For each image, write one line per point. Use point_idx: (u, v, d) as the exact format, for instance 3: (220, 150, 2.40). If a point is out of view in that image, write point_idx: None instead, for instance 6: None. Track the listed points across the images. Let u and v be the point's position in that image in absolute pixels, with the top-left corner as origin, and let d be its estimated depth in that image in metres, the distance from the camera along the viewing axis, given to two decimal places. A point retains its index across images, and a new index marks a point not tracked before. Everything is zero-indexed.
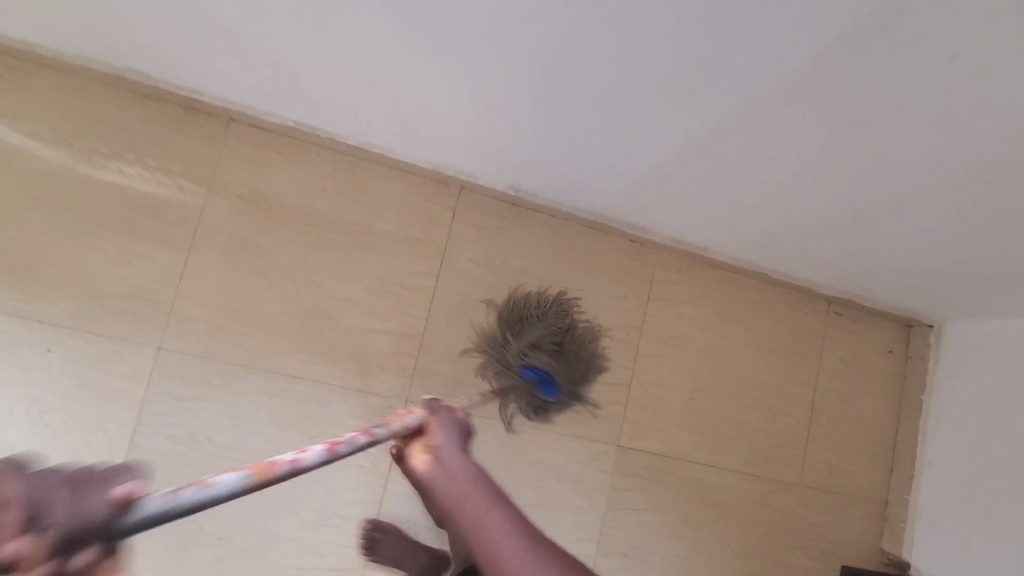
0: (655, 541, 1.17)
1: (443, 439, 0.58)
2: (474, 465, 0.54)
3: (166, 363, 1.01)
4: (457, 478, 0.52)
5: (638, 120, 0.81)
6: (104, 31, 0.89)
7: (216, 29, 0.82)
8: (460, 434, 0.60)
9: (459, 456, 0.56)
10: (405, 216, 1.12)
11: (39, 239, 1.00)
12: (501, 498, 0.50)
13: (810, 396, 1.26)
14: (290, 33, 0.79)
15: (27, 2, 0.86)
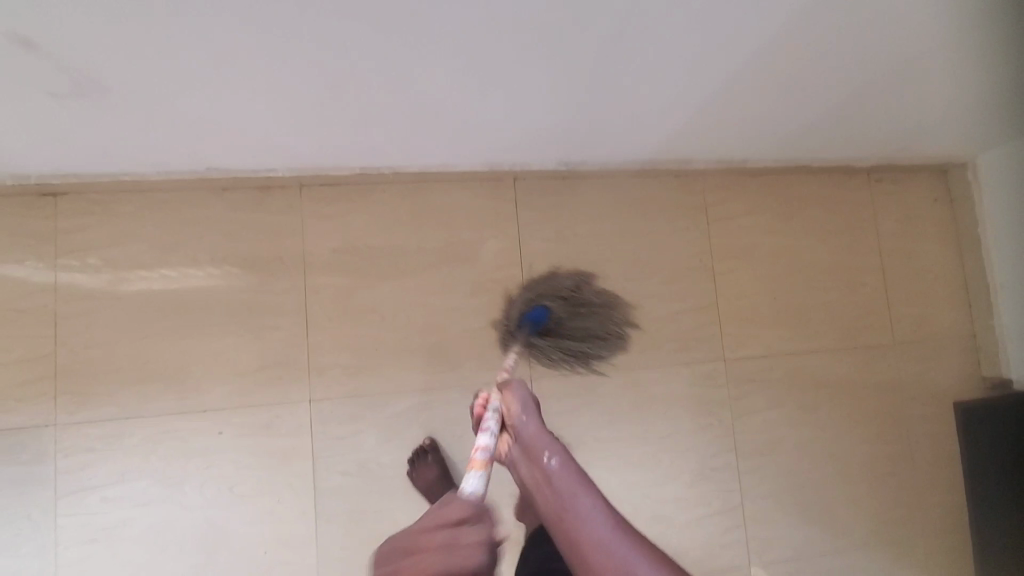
0: (785, 432, 1.27)
1: (524, 417, 0.81)
2: (556, 447, 0.78)
3: (321, 411, 1.12)
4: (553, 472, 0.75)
5: (678, 68, 0.90)
6: (189, 142, 0.99)
7: (293, 106, 0.91)
8: (532, 404, 0.82)
9: (540, 432, 0.79)
10: (477, 219, 1.22)
11: (177, 341, 1.11)
12: (592, 489, 0.73)
13: (878, 262, 1.35)
14: (359, 89, 0.88)
15: (119, 139, 0.96)
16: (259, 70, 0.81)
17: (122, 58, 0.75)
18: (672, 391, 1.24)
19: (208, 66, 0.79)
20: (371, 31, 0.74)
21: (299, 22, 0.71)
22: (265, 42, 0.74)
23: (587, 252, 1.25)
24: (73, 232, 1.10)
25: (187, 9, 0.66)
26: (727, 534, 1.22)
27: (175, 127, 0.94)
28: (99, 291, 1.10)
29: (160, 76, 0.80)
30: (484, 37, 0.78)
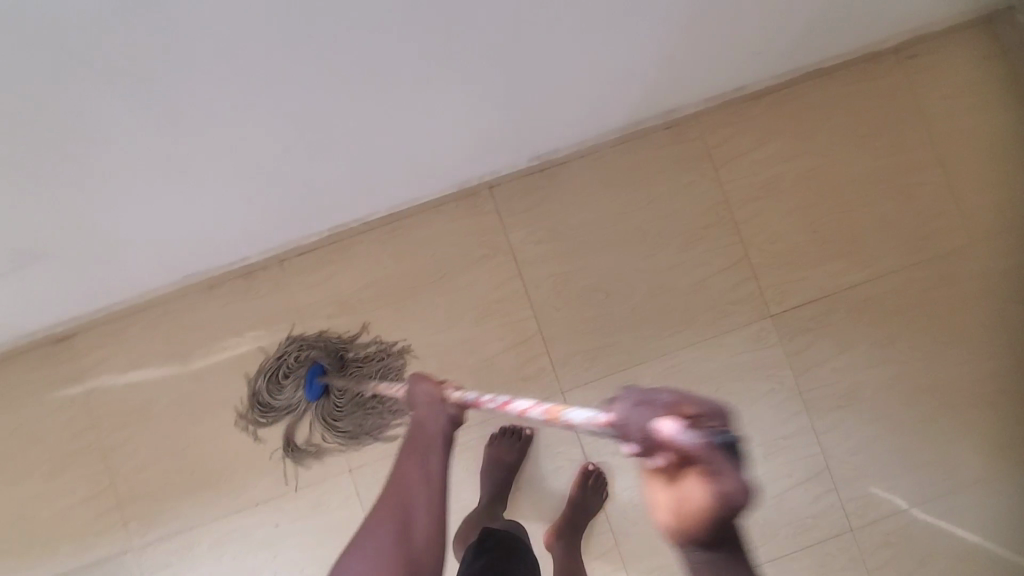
0: (860, 375, 1.13)
1: (426, 400, 0.58)
2: (443, 413, 0.56)
3: (364, 478, 1.12)
4: (425, 425, 0.54)
5: (597, 33, 0.78)
6: (153, 257, 0.98)
7: (226, 198, 0.88)
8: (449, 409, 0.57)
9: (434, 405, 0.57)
10: (464, 242, 1.14)
11: (213, 445, 1.12)
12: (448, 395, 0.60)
13: (932, 153, 1.14)
14: (276, 163, 0.84)
15: (90, 274, 0.96)
16: (168, 194, 0.82)
17: (42, 222, 0.78)
18: (720, 366, 1.12)
19: (113, 198, 0.78)
20: (240, 126, 0.72)
21: (166, 143, 0.70)
22: (150, 169, 0.75)
23: (587, 243, 1.14)
24: (93, 366, 1.13)
25: (58, 164, 0.68)
26: (819, 502, 1.11)
27: (137, 258, 0.97)
28: (132, 416, 1.13)
29: (87, 224, 0.83)
30: (357, 90, 0.73)
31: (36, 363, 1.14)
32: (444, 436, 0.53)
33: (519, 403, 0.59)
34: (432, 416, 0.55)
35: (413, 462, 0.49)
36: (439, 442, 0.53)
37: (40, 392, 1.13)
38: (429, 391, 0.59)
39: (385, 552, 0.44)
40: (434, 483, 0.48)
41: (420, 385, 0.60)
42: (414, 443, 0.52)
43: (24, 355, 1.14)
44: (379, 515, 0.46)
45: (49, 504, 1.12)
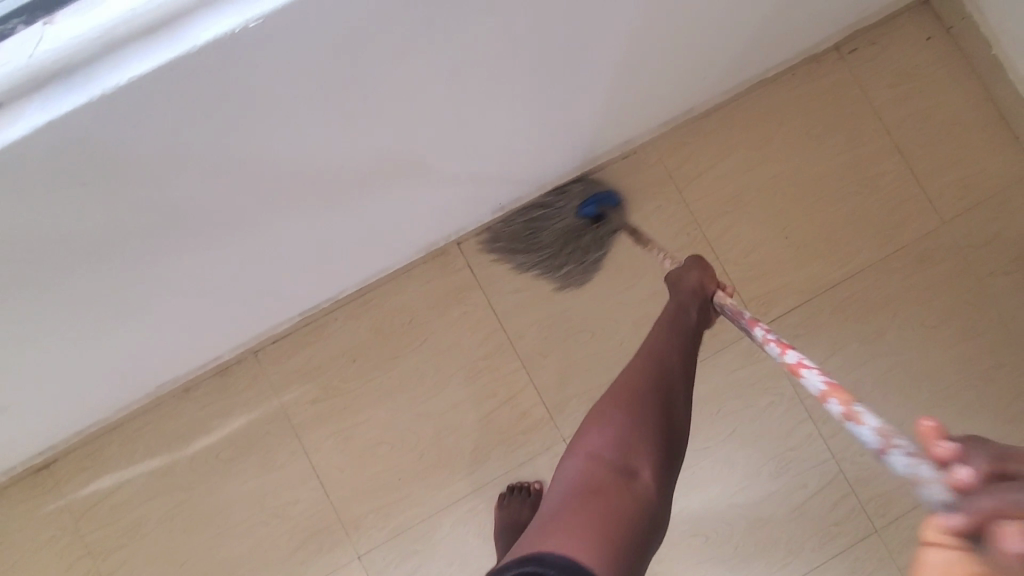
0: (858, 373, 1.12)
1: (689, 291, 0.84)
2: (696, 311, 0.82)
3: (373, 563, 1.07)
4: (680, 315, 0.81)
5: (531, 84, 0.79)
6: (124, 372, 0.96)
7: (187, 302, 0.86)
8: (699, 294, 0.84)
9: (694, 298, 0.84)
10: (440, 304, 1.11)
11: (214, 553, 1.08)
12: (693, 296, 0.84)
13: (889, 140, 1.15)
14: (236, 263, 0.83)
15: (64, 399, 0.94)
16: (130, 315, 0.82)
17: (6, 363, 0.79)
18: (717, 386, 1.11)
19: (67, 322, 0.76)
20: (185, 240, 0.72)
21: (109, 266, 0.69)
22: (104, 296, 0.75)
23: (565, 283, 1.12)
24: (79, 491, 1.09)
25: (9, 307, 0.69)
26: (840, 508, 1.09)
27: (112, 379, 0.96)
28: (126, 537, 1.09)
29: (55, 358, 0.83)
30: (297, 185, 0.72)
31: (21, 498, 1.09)
32: (691, 340, 0.79)
33: (814, 372, 0.61)
34: (689, 299, 0.84)
35: (671, 345, 0.76)
36: (693, 325, 0.81)
37: (27, 527, 1.09)
38: (698, 282, 0.85)
39: (648, 406, 0.68)
40: (681, 381, 0.72)
41: (692, 273, 0.86)
42: (670, 326, 0.80)
43: (7, 491, 1.09)
44: (639, 373, 0.72)
45: None
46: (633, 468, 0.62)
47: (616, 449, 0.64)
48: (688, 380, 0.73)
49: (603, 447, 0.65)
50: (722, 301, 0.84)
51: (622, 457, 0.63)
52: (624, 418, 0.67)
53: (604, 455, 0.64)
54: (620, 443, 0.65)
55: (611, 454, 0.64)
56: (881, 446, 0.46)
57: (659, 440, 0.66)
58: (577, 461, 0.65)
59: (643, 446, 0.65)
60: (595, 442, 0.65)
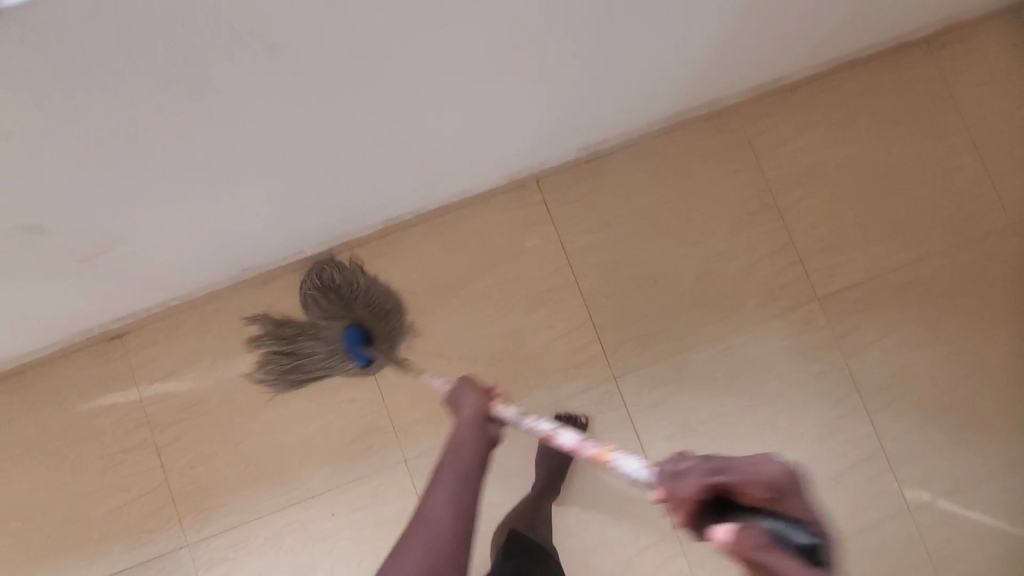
0: (908, 356, 1.15)
1: (464, 406, 0.59)
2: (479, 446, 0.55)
3: (420, 467, 1.12)
4: (460, 452, 0.54)
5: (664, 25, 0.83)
6: (222, 249, 0.99)
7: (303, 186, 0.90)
8: (478, 418, 0.58)
9: (467, 431, 0.57)
10: (513, 234, 1.15)
11: (268, 439, 1.12)
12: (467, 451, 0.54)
13: (968, 139, 1.18)
14: (360, 153, 0.87)
15: (160, 267, 0.97)
16: (244, 179, 0.82)
17: (118, 210, 0.78)
18: (770, 351, 1.14)
19: (202, 184, 0.79)
20: (329, 105, 0.72)
21: (269, 126, 0.72)
22: (235, 151, 0.75)
23: (636, 231, 1.16)
24: (145, 365, 1.12)
25: (147, 135, 0.66)
26: (877, 483, 1.12)
27: (198, 249, 0.96)
28: (186, 413, 1.12)
29: (162, 214, 0.82)
30: (448, 69, 0.74)
31: (88, 362, 1.12)
32: (472, 479, 0.52)
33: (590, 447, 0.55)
34: (469, 441, 0.55)
35: (438, 499, 0.49)
36: (475, 471, 0.53)
37: (92, 391, 1.12)
38: (476, 407, 0.59)
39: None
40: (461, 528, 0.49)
41: (468, 396, 0.60)
42: (444, 475, 0.52)
43: (75, 355, 1.13)
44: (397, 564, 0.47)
45: (103, 502, 1.11)
46: None
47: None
48: (467, 521, 0.49)
49: None
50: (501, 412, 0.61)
51: None
52: None
53: None
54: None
55: None
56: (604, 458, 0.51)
57: None
58: None
59: None
60: None
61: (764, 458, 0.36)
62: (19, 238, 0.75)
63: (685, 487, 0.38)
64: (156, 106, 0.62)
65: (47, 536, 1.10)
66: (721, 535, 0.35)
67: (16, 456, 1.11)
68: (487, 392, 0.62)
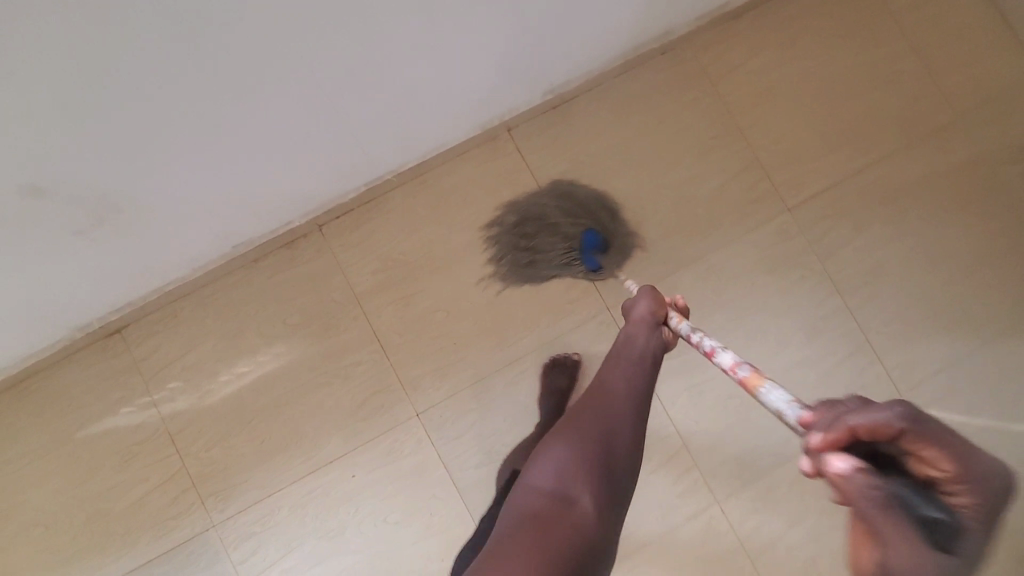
0: (880, 253, 1.21)
1: (643, 305, 0.79)
2: (655, 335, 0.76)
3: (432, 419, 1.15)
4: (639, 326, 0.78)
5: None
6: (213, 221, 1.02)
7: (284, 143, 0.93)
8: (649, 322, 0.78)
9: (644, 324, 0.77)
10: (492, 185, 1.20)
11: (280, 412, 1.14)
12: (650, 343, 0.76)
13: (906, 43, 1.24)
14: (336, 103, 0.90)
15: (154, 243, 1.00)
16: (222, 133, 0.85)
17: (105, 171, 0.81)
18: (750, 264, 1.20)
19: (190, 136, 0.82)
20: (291, 43, 0.75)
21: (246, 65, 0.75)
22: (208, 98, 0.78)
23: (609, 167, 1.21)
24: (148, 356, 1.14)
25: (131, 73, 0.69)
26: (864, 375, 1.19)
27: (190, 218, 0.99)
28: (195, 398, 1.13)
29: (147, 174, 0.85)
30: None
31: (92, 361, 1.14)
32: (643, 367, 0.73)
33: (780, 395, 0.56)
34: (643, 337, 0.76)
35: (617, 377, 0.72)
36: (648, 359, 0.74)
37: (100, 388, 1.14)
38: (651, 311, 0.78)
39: (596, 439, 0.67)
40: (631, 401, 0.70)
41: (641, 303, 0.80)
42: (624, 364, 0.73)
43: (78, 355, 1.14)
44: (590, 408, 0.70)
45: (125, 495, 1.12)
46: (571, 495, 0.65)
47: (554, 478, 0.67)
48: (642, 383, 0.72)
49: (562, 485, 0.66)
50: (677, 318, 0.79)
51: (559, 484, 0.66)
52: (566, 444, 0.68)
53: (546, 488, 0.67)
54: (559, 469, 0.67)
55: (548, 483, 0.67)
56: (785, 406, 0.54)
57: (593, 471, 0.66)
58: (555, 491, 0.66)
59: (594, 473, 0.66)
60: (550, 478, 0.67)
61: (970, 449, 0.38)
62: (13, 204, 0.79)
63: (853, 421, 0.39)
64: (136, 32, 0.64)
65: (74, 535, 1.12)
66: (840, 467, 0.39)
67: (39, 460, 1.13)
68: (665, 303, 0.81)
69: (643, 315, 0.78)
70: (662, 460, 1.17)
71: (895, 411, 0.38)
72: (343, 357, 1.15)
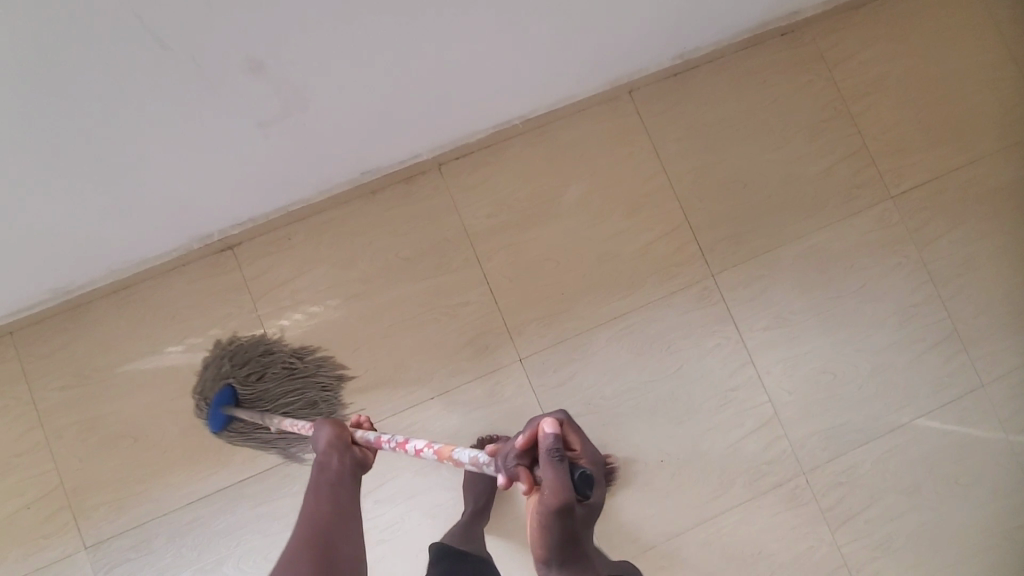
0: (972, 248, 1.25)
1: (325, 433, 0.75)
2: (348, 450, 0.74)
3: (535, 365, 1.16)
4: (327, 450, 0.73)
5: None
6: (359, 147, 1.01)
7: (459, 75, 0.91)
8: (338, 441, 0.74)
9: (331, 444, 0.73)
10: (610, 144, 1.22)
11: (385, 344, 1.14)
12: (345, 455, 0.73)
13: (1010, 52, 1.29)
14: (530, 36, 0.89)
15: (302, 159, 0.96)
16: (431, 46, 0.81)
17: (320, 63, 0.75)
18: (849, 246, 1.23)
19: (402, 49, 0.79)
20: None
21: None
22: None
23: (722, 139, 1.24)
24: (258, 276, 1.13)
25: None
26: (949, 363, 1.23)
27: (348, 137, 0.96)
28: (302, 322, 1.13)
29: (353, 76, 0.81)
30: None
31: (199, 276, 1.13)
32: (338, 495, 0.67)
33: (458, 454, 0.67)
34: (335, 463, 0.71)
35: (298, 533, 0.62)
36: (340, 488, 0.68)
37: (205, 303, 1.12)
38: (336, 435, 0.75)
39: None
40: (313, 549, 0.59)
41: (324, 430, 0.76)
42: (317, 485, 0.68)
43: (185, 269, 1.13)
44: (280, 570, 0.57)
45: None
46: None
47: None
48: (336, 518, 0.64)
49: None
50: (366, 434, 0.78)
51: None
52: None
53: None
54: None
55: None
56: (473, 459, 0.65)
57: None
58: None
59: None
60: None
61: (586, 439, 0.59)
62: (230, 80, 0.71)
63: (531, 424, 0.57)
64: None
65: (162, 451, 1.10)
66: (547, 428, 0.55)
67: (133, 370, 1.11)
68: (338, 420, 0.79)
69: (331, 441, 0.74)
70: (752, 427, 1.19)
71: (556, 411, 0.58)
72: (452, 296, 1.16)
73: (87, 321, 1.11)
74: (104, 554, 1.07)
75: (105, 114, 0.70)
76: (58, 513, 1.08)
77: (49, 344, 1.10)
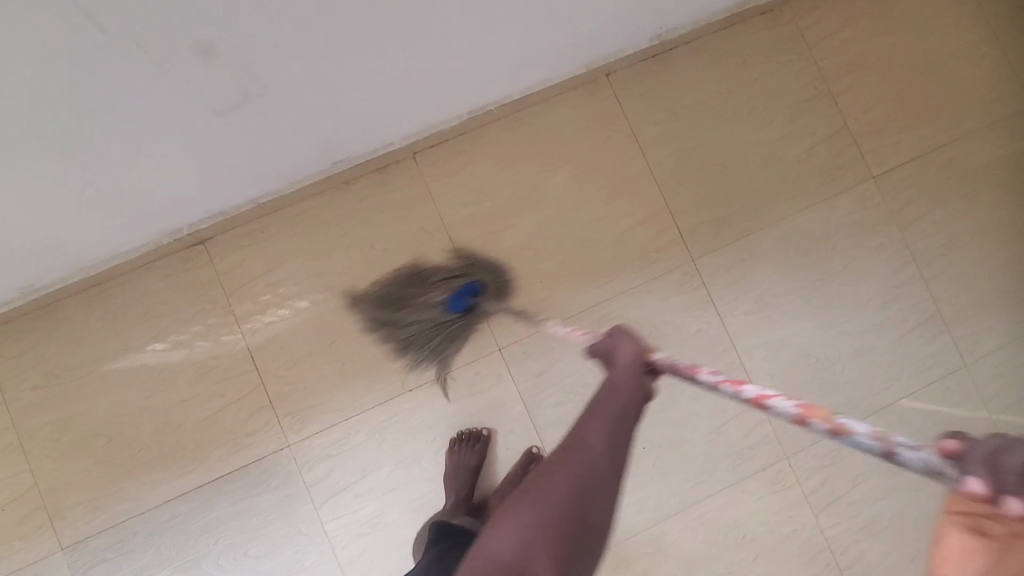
0: (955, 228, 1.24)
1: (623, 344, 0.54)
2: (640, 373, 0.51)
3: (515, 355, 1.15)
4: (620, 361, 0.52)
5: None
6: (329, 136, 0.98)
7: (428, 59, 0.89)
8: (635, 362, 0.52)
9: (624, 367, 0.51)
10: (588, 129, 1.20)
11: (362, 337, 1.12)
12: (637, 390, 0.48)
13: (993, 28, 1.28)
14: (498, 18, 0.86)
15: (269, 148, 0.94)
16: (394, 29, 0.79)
17: (276, 48, 0.73)
18: (831, 228, 1.22)
19: (364, 33, 0.77)
20: None
21: None
22: None
23: (702, 122, 1.22)
24: (231, 270, 1.11)
25: None
26: (932, 344, 1.22)
27: (315, 126, 0.94)
28: (277, 316, 1.11)
29: (314, 61, 0.78)
30: None
31: (170, 271, 1.11)
32: (633, 417, 0.46)
33: (783, 401, 0.49)
34: (624, 385, 0.49)
35: (590, 438, 0.43)
36: (634, 415, 0.46)
37: (177, 299, 1.10)
38: (634, 353, 0.53)
39: (552, 513, 0.40)
40: (596, 475, 0.41)
41: (626, 341, 0.54)
42: (606, 406, 0.45)
43: (155, 264, 1.11)
44: (561, 476, 0.41)
45: (198, 410, 1.09)
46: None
47: (513, 545, 0.40)
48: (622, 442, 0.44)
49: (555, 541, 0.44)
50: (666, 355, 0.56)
51: (518, 554, 0.40)
52: (529, 500, 0.41)
53: (504, 559, 0.40)
54: (518, 538, 0.40)
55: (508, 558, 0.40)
56: (801, 414, 0.46)
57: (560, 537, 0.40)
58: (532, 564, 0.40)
59: (566, 534, 0.40)
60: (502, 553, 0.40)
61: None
62: (180, 64, 0.69)
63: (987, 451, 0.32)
64: None
65: (137, 449, 1.08)
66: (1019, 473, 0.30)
67: (105, 368, 1.09)
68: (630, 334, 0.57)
69: (630, 358, 0.52)
70: (736, 412, 1.18)
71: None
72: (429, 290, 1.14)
73: (57, 319, 1.09)
74: (82, 555, 1.06)
75: (54, 103, 0.68)
76: (34, 514, 1.06)
77: (19, 345, 1.08)
